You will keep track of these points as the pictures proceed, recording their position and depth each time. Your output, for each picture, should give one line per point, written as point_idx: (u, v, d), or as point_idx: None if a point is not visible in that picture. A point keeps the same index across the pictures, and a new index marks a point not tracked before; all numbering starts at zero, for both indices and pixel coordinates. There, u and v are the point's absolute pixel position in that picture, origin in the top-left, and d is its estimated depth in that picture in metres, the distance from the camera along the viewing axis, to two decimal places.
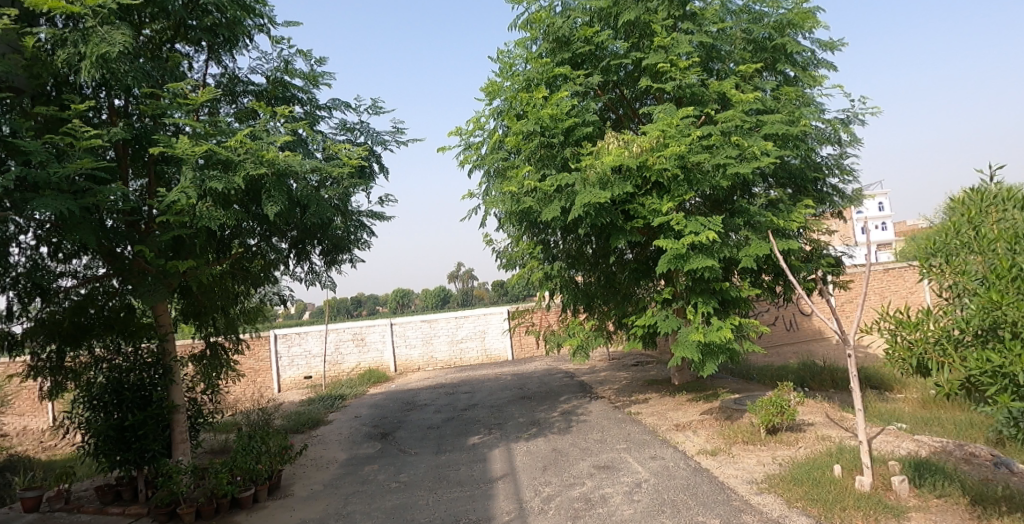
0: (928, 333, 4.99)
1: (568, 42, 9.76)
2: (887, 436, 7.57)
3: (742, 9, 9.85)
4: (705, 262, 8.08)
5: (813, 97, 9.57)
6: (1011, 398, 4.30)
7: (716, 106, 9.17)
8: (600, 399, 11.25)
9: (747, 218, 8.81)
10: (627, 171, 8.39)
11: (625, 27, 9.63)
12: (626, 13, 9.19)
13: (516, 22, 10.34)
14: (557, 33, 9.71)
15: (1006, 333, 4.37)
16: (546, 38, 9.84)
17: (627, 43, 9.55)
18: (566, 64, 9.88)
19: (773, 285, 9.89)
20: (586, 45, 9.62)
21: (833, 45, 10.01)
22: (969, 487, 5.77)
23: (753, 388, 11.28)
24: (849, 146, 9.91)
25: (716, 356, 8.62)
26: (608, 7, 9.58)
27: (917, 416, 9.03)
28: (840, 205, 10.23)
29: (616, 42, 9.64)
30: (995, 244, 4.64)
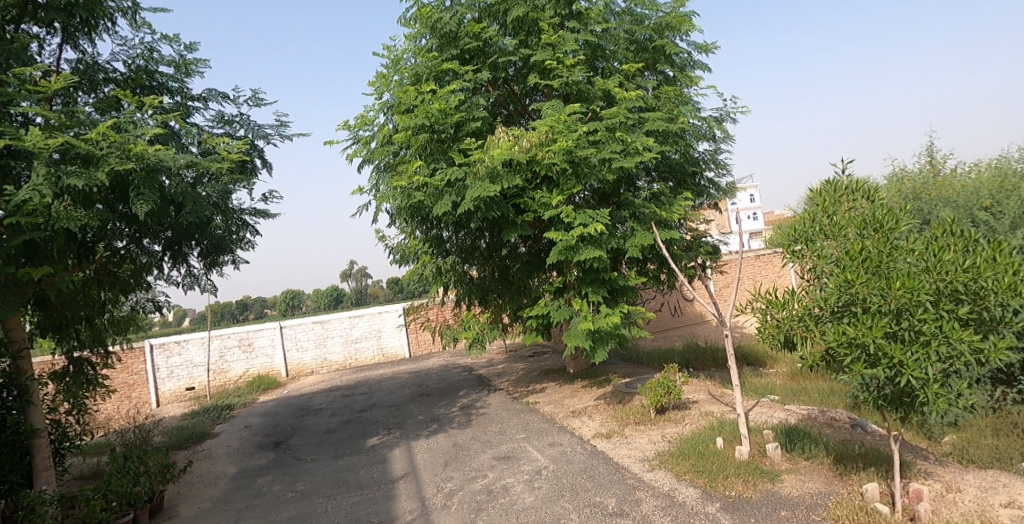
0: (793, 312, 5.44)
1: (455, 37, 9.76)
2: (761, 408, 8.22)
3: (625, 10, 10.15)
4: (594, 252, 8.39)
5: (689, 97, 10.13)
6: (864, 366, 4.82)
7: (601, 103, 9.50)
8: (499, 392, 11.38)
9: (632, 210, 9.20)
10: (517, 165, 8.60)
11: (513, 24, 9.82)
12: (516, 9, 9.34)
13: (405, 16, 10.23)
14: (444, 28, 9.68)
15: (858, 309, 4.87)
16: (434, 34, 9.79)
17: (515, 40, 9.71)
18: (455, 60, 9.89)
19: (659, 274, 10.38)
20: (474, 41, 9.66)
21: (707, 48, 10.67)
22: (831, 448, 6.39)
23: (643, 371, 11.84)
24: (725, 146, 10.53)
25: (606, 342, 8.98)
26: (496, 4, 9.74)
27: (787, 388, 9.82)
28: (716, 196, 10.90)
29: (504, 39, 9.75)
30: (846, 230, 5.18)
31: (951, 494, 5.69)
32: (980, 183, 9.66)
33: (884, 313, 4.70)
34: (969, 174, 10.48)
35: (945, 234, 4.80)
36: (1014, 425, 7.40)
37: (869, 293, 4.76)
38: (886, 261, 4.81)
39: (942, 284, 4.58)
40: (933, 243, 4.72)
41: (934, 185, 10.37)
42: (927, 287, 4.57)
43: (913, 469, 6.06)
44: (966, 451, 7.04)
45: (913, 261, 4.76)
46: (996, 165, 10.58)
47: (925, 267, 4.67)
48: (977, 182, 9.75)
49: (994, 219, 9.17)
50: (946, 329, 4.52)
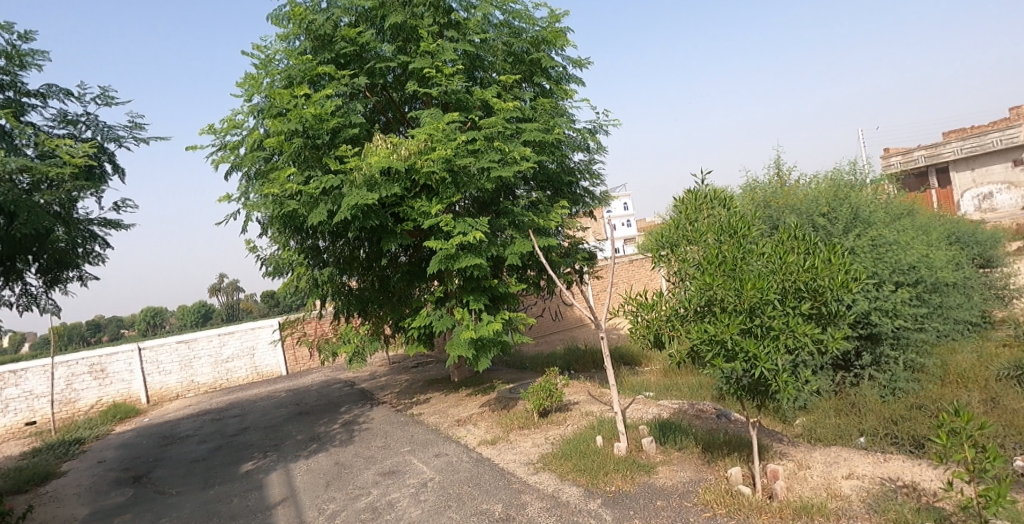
0: (661, 312, 5.79)
1: (330, 41, 9.47)
2: (637, 405, 8.65)
3: (503, 22, 10.28)
4: (474, 260, 8.46)
5: (565, 109, 10.44)
6: (723, 361, 5.21)
7: (480, 112, 9.58)
8: (382, 405, 11.13)
9: (511, 218, 9.35)
10: (396, 174, 8.49)
11: (391, 30, 9.68)
12: (394, 16, 9.29)
13: (276, 15, 9.78)
14: (319, 30, 9.41)
15: (717, 308, 5.27)
16: (308, 35, 9.45)
17: (393, 47, 9.57)
18: (330, 64, 9.60)
19: (539, 280, 10.62)
20: (351, 45, 9.44)
21: (581, 63, 11.08)
22: (700, 438, 6.83)
23: (526, 375, 12.06)
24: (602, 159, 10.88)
25: (489, 349, 9.07)
26: (374, 9, 9.58)
27: (660, 384, 10.40)
28: (591, 205, 11.32)
29: (382, 46, 9.59)
30: (706, 236, 5.59)
31: (801, 471, 6.28)
32: (818, 192, 10.78)
33: (739, 311, 5.12)
34: (808, 184, 11.66)
35: (789, 238, 5.30)
36: (851, 405, 8.29)
37: (726, 294, 5.18)
38: (739, 264, 5.25)
39: (787, 283, 5.06)
40: (779, 246, 5.19)
41: (781, 193, 11.44)
42: (775, 287, 5.03)
43: (769, 452, 6.62)
44: (813, 431, 7.80)
45: (763, 263, 5.22)
46: (831, 176, 11.85)
47: (773, 269, 5.14)
48: (815, 191, 10.86)
49: (831, 224, 10.08)
50: (791, 323, 5.00)
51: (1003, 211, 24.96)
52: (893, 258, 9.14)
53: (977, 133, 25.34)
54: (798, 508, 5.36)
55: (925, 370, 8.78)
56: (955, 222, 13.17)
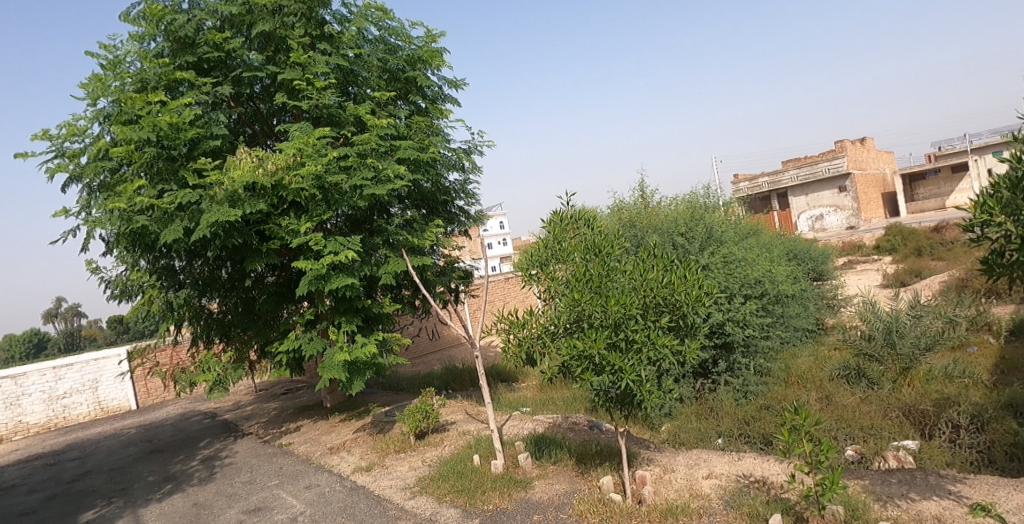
0: (531, 331, 5.93)
1: (192, 44, 8.89)
2: (513, 421, 8.76)
3: (379, 39, 10.12)
4: (346, 280, 8.24)
5: (440, 128, 10.48)
6: (592, 374, 5.40)
7: (353, 128, 9.33)
8: (247, 437, 10.43)
9: (385, 237, 9.17)
10: (261, 190, 8.10)
11: (259, 39, 9.24)
12: (262, 23, 8.85)
13: (129, 12, 9.01)
14: (179, 32, 8.76)
15: (585, 324, 5.47)
16: (166, 36, 8.80)
17: (261, 56, 9.14)
18: (191, 68, 8.98)
19: (414, 300, 10.48)
20: (214, 51, 8.87)
21: (456, 84, 11.14)
22: (573, 450, 7.04)
23: (403, 397, 11.83)
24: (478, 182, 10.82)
25: (362, 373, 8.83)
26: (241, 15, 9.09)
27: (536, 399, 10.60)
28: (466, 224, 11.35)
29: (250, 54, 9.13)
30: (573, 255, 5.81)
31: (666, 475, 6.64)
32: (677, 214, 11.56)
33: (605, 327, 5.35)
34: (669, 206, 12.49)
35: (649, 257, 5.64)
36: (710, 410, 8.89)
37: (592, 310, 5.40)
38: (604, 281, 5.51)
39: (648, 299, 5.36)
40: (640, 265, 5.51)
41: (644, 214, 12.16)
42: (636, 302, 5.32)
43: (637, 459, 6.95)
44: (677, 436, 8.29)
45: (626, 280, 5.51)
46: (688, 199, 12.78)
47: (635, 285, 5.43)
48: (674, 213, 11.66)
49: (688, 243, 10.84)
50: (652, 336, 5.29)
51: (831, 230, 28.19)
52: (742, 273, 9.98)
53: (808, 162, 28.51)
54: (663, 510, 5.65)
55: (771, 374, 9.63)
56: (793, 241, 14.67)
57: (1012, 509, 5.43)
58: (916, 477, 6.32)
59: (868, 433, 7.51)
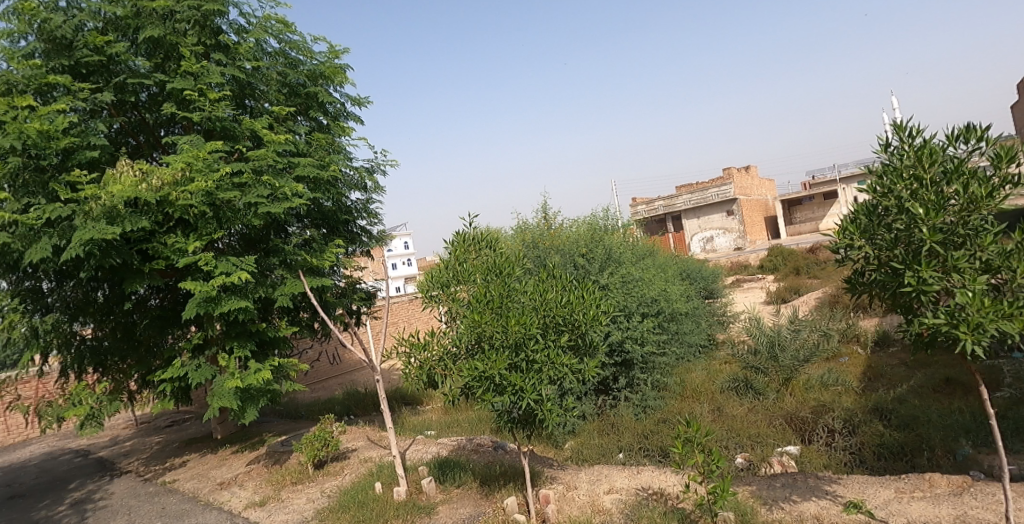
0: (432, 353, 5.88)
1: (70, 46, 8.21)
2: (417, 445, 8.61)
3: (279, 52, 9.73)
4: (238, 303, 7.82)
5: (342, 146, 10.14)
6: (493, 395, 5.40)
7: (248, 143, 8.92)
8: (126, 476, 9.59)
9: (282, 257, 8.82)
10: (144, 206, 7.59)
11: (146, 44, 8.69)
12: (150, 28, 8.31)
13: None
14: (54, 32, 8.07)
15: (486, 345, 5.49)
16: (40, 36, 8.10)
17: (149, 62, 8.58)
18: (66, 72, 8.29)
19: (313, 323, 10.10)
20: (94, 54, 8.24)
21: (360, 101, 10.94)
22: (477, 472, 7.00)
23: (301, 425, 11.33)
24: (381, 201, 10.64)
25: (256, 400, 8.41)
26: (127, 18, 8.51)
27: (441, 421, 10.46)
28: (368, 243, 11.05)
29: (136, 59, 8.55)
30: (474, 276, 5.83)
31: (569, 492, 6.75)
32: (578, 235, 11.89)
33: (505, 347, 5.38)
34: (570, 227, 12.82)
35: (548, 278, 5.76)
36: (611, 425, 9.12)
37: (494, 331, 5.43)
38: (504, 302, 5.56)
39: (547, 318, 5.46)
40: (539, 285, 5.61)
41: (547, 236, 12.41)
42: (536, 322, 5.40)
43: (541, 478, 7.02)
44: (580, 453, 8.44)
45: (527, 300, 5.59)
46: (589, 221, 13.19)
47: (535, 305, 5.52)
48: (576, 234, 11.98)
49: (588, 263, 11.13)
50: (552, 356, 5.38)
51: (720, 251, 29.97)
52: (639, 293, 10.37)
53: (700, 187, 30.27)
54: None
55: (667, 389, 10.03)
56: (686, 261, 15.45)
57: (879, 504, 5.92)
58: (798, 480, 6.76)
59: (754, 441, 7.98)
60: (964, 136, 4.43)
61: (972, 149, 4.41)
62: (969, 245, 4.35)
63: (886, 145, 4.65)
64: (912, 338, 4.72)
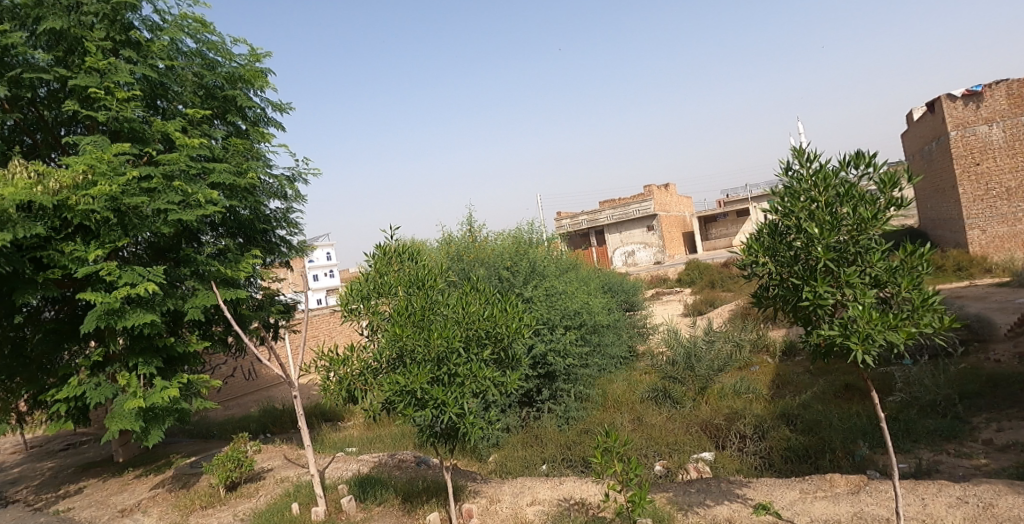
0: (351, 367, 5.76)
1: None
2: (337, 463, 8.38)
3: (195, 52, 9.32)
4: (144, 316, 7.41)
5: (262, 152, 9.76)
6: (414, 410, 5.35)
7: (159, 146, 8.48)
8: (12, 505, 8.82)
9: (193, 267, 8.42)
10: (39, 210, 7.08)
11: (47, 36, 8.13)
12: (52, 20, 7.79)
13: None
14: None
15: (407, 359, 5.44)
16: None
17: (49, 56, 8.02)
18: None
19: (226, 337, 9.66)
20: None
21: (282, 107, 10.60)
22: (399, 489, 6.90)
23: (212, 445, 10.78)
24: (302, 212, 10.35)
25: (162, 421, 8.00)
26: (26, 7, 7.95)
27: (363, 437, 10.23)
28: (288, 254, 10.67)
29: (34, 52, 7.98)
30: (396, 289, 5.77)
31: (492, 506, 6.75)
32: (503, 249, 11.98)
33: (426, 361, 5.35)
34: (495, 241, 12.91)
35: (471, 291, 5.78)
36: (534, 437, 9.19)
37: (415, 345, 5.40)
38: (426, 315, 5.54)
39: (469, 332, 5.46)
40: (462, 298, 5.62)
41: (473, 248, 12.43)
42: (458, 334, 5.40)
43: (464, 492, 6.98)
44: (504, 466, 8.46)
45: (448, 313, 5.58)
46: (514, 234, 13.31)
47: (457, 318, 5.52)
48: (501, 247, 12.07)
49: (513, 276, 11.23)
50: (473, 369, 5.38)
51: (641, 265, 30.93)
52: (562, 305, 10.55)
53: (622, 203, 31.18)
54: None
55: (590, 399, 10.23)
56: (608, 274, 15.85)
57: (785, 505, 6.24)
58: (711, 485, 7.04)
59: (671, 448, 8.25)
60: (854, 162, 4.80)
61: (862, 173, 4.78)
62: (860, 262, 4.70)
63: (787, 168, 4.96)
64: (811, 348, 5.03)
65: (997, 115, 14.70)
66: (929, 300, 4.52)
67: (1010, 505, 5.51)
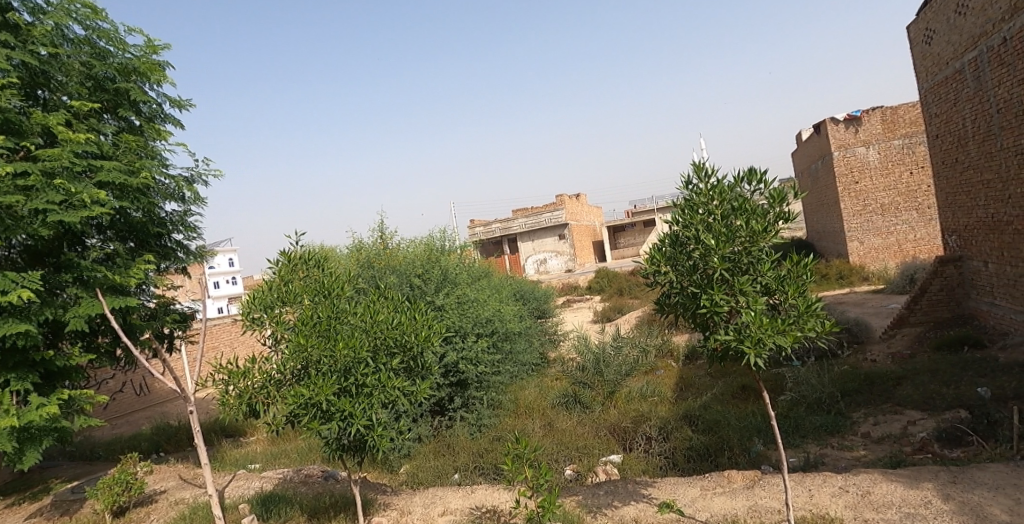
0: (253, 380, 5.51)
1: None
2: (239, 481, 7.99)
3: (84, 39, 8.56)
4: (18, 326, 6.92)
5: (156, 150, 9.16)
6: (320, 423, 5.18)
7: (39, 140, 7.82)
8: None
9: (76, 273, 7.73)
10: None
11: None
12: None
13: None
14: None
15: (313, 370, 5.27)
16: None
17: None
18: None
19: (114, 350, 8.99)
20: None
21: (181, 104, 9.95)
22: (305, 505, 6.66)
23: (96, 467, 9.97)
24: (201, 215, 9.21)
25: (38, 442, 7.37)
26: None
27: (268, 452, 9.79)
28: (185, 260, 10.01)
29: None
30: (301, 297, 5.58)
31: (402, 518, 6.64)
32: (414, 256, 11.86)
33: (333, 372, 5.22)
34: (407, 248, 12.75)
35: (379, 299, 5.69)
36: (446, 446, 9.11)
37: (321, 356, 5.24)
38: (332, 324, 5.39)
39: (378, 341, 5.37)
40: (370, 307, 5.52)
41: (383, 255, 12.23)
42: (366, 344, 5.29)
43: (373, 506, 6.84)
44: (416, 477, 8.35)
45: (356, 322, 5.47)
46: (426, 241, 13.21)
47: (365, 327, 5.41)
48: (411, 255, 11.91)
49: (425, 283, 11.13)
50: (382, 379, 5.29)
51: (553, 272, 31.52)
52: (474, 313, 10.56)
53: (533, 212, 31.62)
54: None
55: (501, 406, 10.29)
56: (519, 282, 16.03)
57: (687, 502, 6.54)
58: (619, 486, 7.25)
59: (581, 452, 8.43)
60: (748, 178, 5.12)
61: (755, 189, 5.10)
62: (752, 271, 5.01)
63: (687, 182, 5.21)
64: (709, 352, 5.30)
65: (873, 138, 16.11)
66: (812, 306, 4.90)
67: (884, 492, 6.03)
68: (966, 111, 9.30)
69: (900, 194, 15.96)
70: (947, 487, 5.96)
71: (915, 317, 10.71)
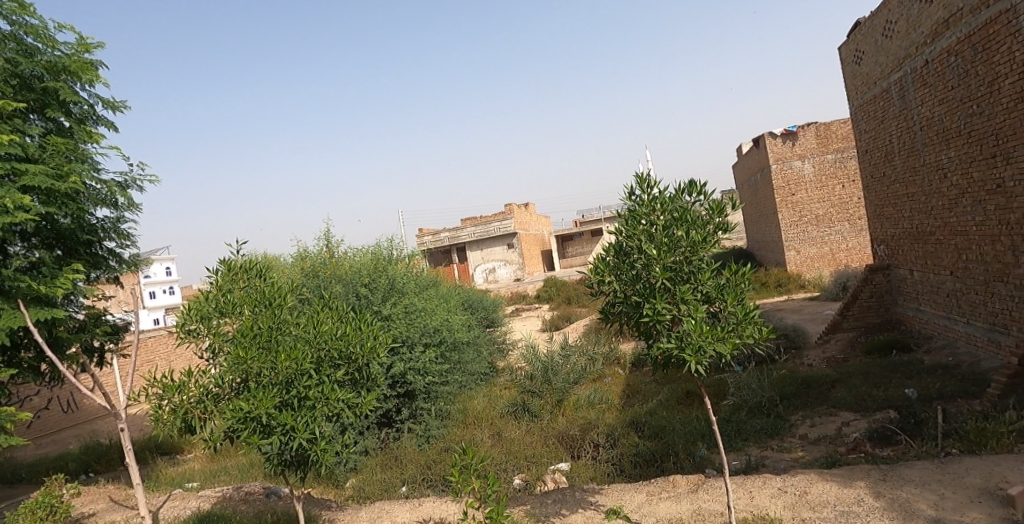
0: (189, 394, 5.31)
1: None
2: (175, 501, 7.66)
3: (9, 35, 8.13)
4: None
5: (88, 153, 8.71)
6: (259, 438, 5.02)
7: None
8: None
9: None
10: None
11: None
12: None
13: None
14: None
15: (252, 383, 5.12)
16: None
17: None
18: None
19: (38, 364, 8.51)
20: None
21: (115, 105, 9.53)
22: None
23: (19, 491, 9.40)
24: (136, 222, 8.77)
25: None
26: None
27: (207, 470, 9.43)
28: (117, 269, 9.54)
29: None
30: (240, 308, 5.41)
31: None
32: (361, 265, 11.67)
33: (274, 385, 5.08)
34: (354, 257, 12.54)
35: (322, 310, 5.57)
36: (394, 458, 8.98)
37: (261, 368, 5.10)
38: (274, 336, 5.25)
39: (321, 353, 5.26)
40: (313, 317, 5.40)
41: (329, 265, 12.00)
42: (309, 356, 5.18)
43: None
44: (362, 491, 8.20)
45: (299, 333, 5.34)
46: (373, 250, 13.02)
47: (308, 338, 5.30)
48: (358, 264, 11.73)
49: (372, 293, 10.97)
50: (326, 391, 5.18)
51: (502, 282, 31.57)
52: (422, 323, 10.46)
53: (483, 221, 31.63)
54: None
55: (450, 417, 10.22)
56: (468, 292, 15.98)
57: (634, 508, 6.64)
58: (567, 494, 7.30)
59: (530, 461, 8.45)
60: (689, 190, 5.27)
61: (695, 200, 5.25)
62: (692, 280, 5.14)
63: (630, 193, 5.32)
64: (653, 360, 5.41)
65: (808, 152, 16.76)
66: (749, 314, 5.08)
67: (820, 492, 6.27)
68: (892, 128, 9.82)
69: (833, 205, 16.68)
70: (878, 484, 6.24)
71: (848, 323, 11.19)
